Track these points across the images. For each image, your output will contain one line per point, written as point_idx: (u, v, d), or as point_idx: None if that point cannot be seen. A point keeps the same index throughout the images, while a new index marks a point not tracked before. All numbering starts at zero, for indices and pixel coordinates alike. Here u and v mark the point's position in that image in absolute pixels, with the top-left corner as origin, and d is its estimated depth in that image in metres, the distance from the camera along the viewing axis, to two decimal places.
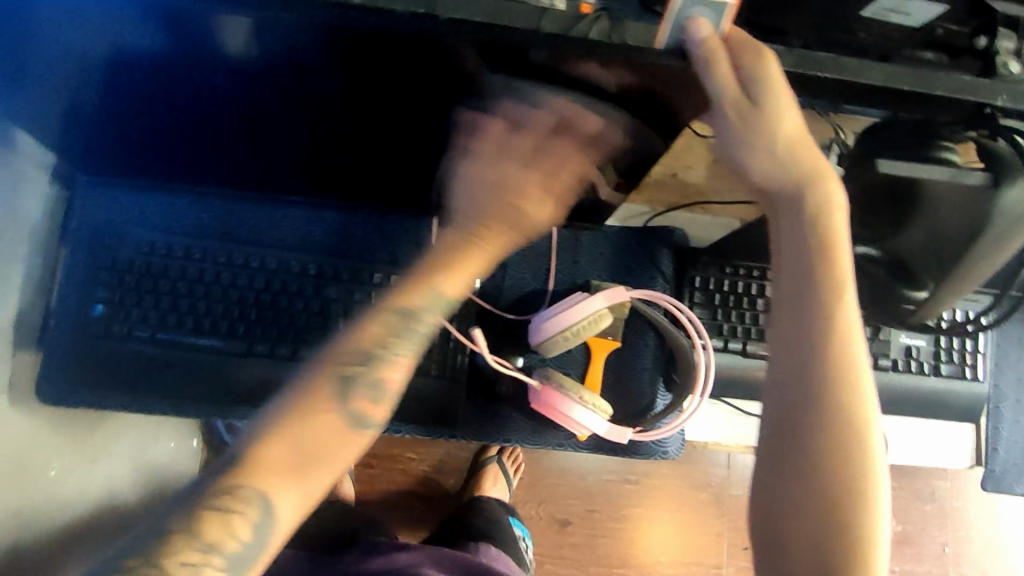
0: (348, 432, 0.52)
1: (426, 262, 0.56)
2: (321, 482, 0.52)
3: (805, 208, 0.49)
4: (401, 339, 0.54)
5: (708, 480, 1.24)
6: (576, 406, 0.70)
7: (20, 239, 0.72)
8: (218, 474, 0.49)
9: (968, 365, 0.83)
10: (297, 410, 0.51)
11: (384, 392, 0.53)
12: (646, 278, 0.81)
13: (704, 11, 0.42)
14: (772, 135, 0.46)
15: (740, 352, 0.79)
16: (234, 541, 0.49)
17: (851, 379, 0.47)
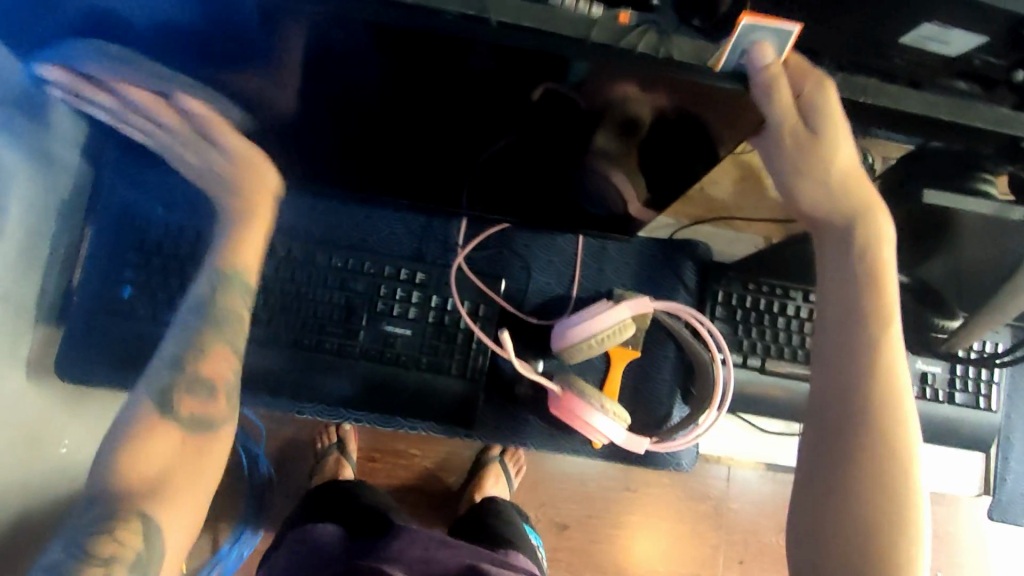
0: (190, 438, 0.60)
1: (224, 236, 0.65)
2: (191, 495, 0.59)
3: (854, 239, 0.54)
4: (212, 334, 0.64)
5: (709, 493, 1.24)
6: (596, 413, 0.70)
7: (49, 213, 0.72)
8: (95, 506, 0.56)
9: (981, 394, 0.83)
10: (134, 438, 0.58)
11: (208, 390, 0.62)
12: (668, 289, 0.82)
13: (768, 38, 0.44)
14: (822, 159, 0.51)
15: (758, 369, 0.80)
16: (130, 550, 0.56)
17: (893, 409, 0.50)
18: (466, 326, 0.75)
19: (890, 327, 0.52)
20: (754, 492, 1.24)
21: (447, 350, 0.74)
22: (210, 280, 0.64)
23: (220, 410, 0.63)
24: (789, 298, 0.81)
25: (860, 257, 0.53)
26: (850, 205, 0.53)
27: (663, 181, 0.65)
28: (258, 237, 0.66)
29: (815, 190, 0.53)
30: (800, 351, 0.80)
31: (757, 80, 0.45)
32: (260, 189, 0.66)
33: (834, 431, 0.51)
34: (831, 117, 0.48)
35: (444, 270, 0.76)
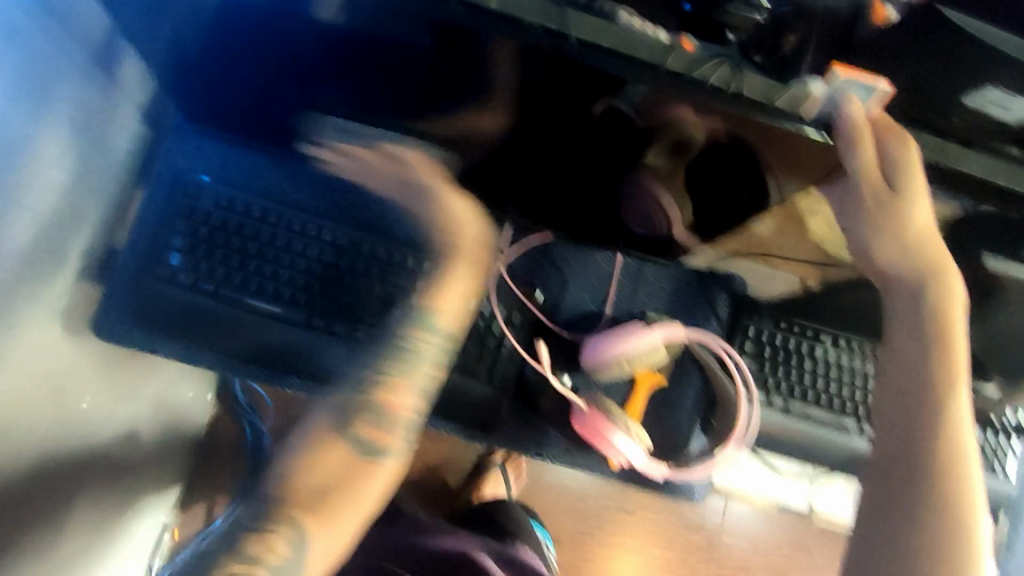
0: (357, 461, 0.59)
1: (434, 284, 0.65)
2: (342, 519, 0.57)
3: (927, 300, 0.55)
4: (397, 360, 0.62)
5: (703, 523, 1.24)
6: (619, 433, 0.71)
7: (104, 171, 0.73)
8: (258, 504, 0.57)
9: (999, 460, 0.83)
10: (311, 449, 0.59)
11: (390, 419, 0.61)
12: (701, 319, 0.82)
13: (858, 91, 0.48)
14: (887, 218, 0.53)
15: (782, 410, 0.79)
16: (275, 557, 0.55)
17: (961, 471, 0.51)
18: (499, 329, 0.76)
19: (957, 392, 0.54)
20: (748, 528, 1.23)
21: (477, 355, 0.75)
22: (415, 313, 0.64)
23: (393, 440, 0.61)
24: (817, 342, 0.83)
25: (931, 320, 0.55)
26: (916, 264, 0.55)
27: (713, 206, 0.67)
28: (468, 287, 0.66)
29: (884, 242, 0.55)
30: (824, 396, 0.80)
31: (842, 130, 0.48)
32: (463, 238, 0.65)
33: (901, 483, 0.52)
34: (912, 173, 0.49)
35: None
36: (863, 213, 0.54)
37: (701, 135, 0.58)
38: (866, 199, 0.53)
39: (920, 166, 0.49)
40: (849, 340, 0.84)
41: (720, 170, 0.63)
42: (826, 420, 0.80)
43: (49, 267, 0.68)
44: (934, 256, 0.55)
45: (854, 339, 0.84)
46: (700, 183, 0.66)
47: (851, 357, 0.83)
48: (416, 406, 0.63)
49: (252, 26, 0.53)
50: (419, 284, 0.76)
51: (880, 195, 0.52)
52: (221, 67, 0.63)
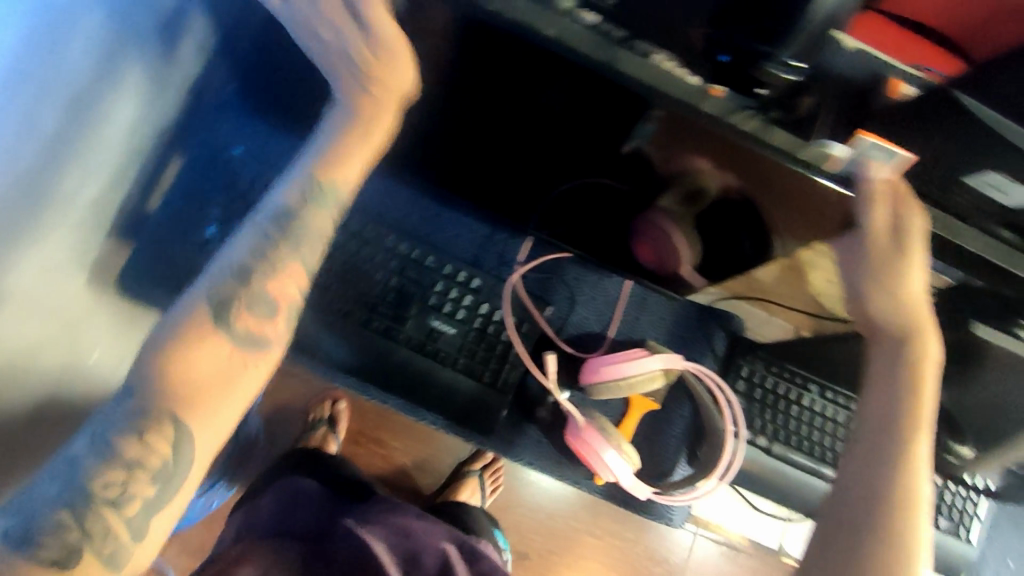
0: (243, 352, 0.50)
1: (330, 142, 0.55)
2: (225, 409, 0.49)
3: (903, 353, 0.58)
4: (294, 244, 0.54)
5: (668, 557, 1.25)
6: (609, 449, 0.73)
7: (149, 137, 0.76)
8: (126, 403, 0.47)
9: (964, 524, 0.86)
10: (179, 338, 0.48)
11: (272, 308, 0.52)
12: (697, 351, 0.88)
13: (881, 156, 0.50)
14: (892, 285, 0.55)
15: (764, 449, 0.82)
16: (158, 459, 0.46)
17: (910, 517, 0.53)
18: (508, 338, 0.78)
19: (918, 441, 0.56)
20: (711, 565, 1.26)
21: (483, 358, 0.78)
22: (303, 186, 0.54)
23: (274, 332, 0.52)
24: (805, 390, 0.85)
25: (905, 369, 0.58)
26: (901, 319, 0.58)
27: (719, 253, 0.72)
28: (360, 153, 0.54)
29: (882, 299, 0.57)
30: (806, 442, 0.83)
31: (862, 190, 0.51)
32: (390, 89, 0.52)
33: (851, 523, 0.55)
34: (918, 235, 0.52)
35: (499, 282, 0.80)
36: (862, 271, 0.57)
37: (714, 187, 0.63)
38: (870, 256, 0.55)
39: (926, 229, 0.52)
40: (836, 394, 0.86)
41: (723, 223, 0.68)
42: (806, 466, 0.83)
43: (87, 217, 0.70)
44: (918, 315, 0.58)
45: (842, 393, 0.86)
46: (710, 231, 0.71)
47: (837, 409, 0.85)
48: (307, 289, 0.55)
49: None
50: (436, 284, 0.78)
51: (884, 249, 0.53)
52: None
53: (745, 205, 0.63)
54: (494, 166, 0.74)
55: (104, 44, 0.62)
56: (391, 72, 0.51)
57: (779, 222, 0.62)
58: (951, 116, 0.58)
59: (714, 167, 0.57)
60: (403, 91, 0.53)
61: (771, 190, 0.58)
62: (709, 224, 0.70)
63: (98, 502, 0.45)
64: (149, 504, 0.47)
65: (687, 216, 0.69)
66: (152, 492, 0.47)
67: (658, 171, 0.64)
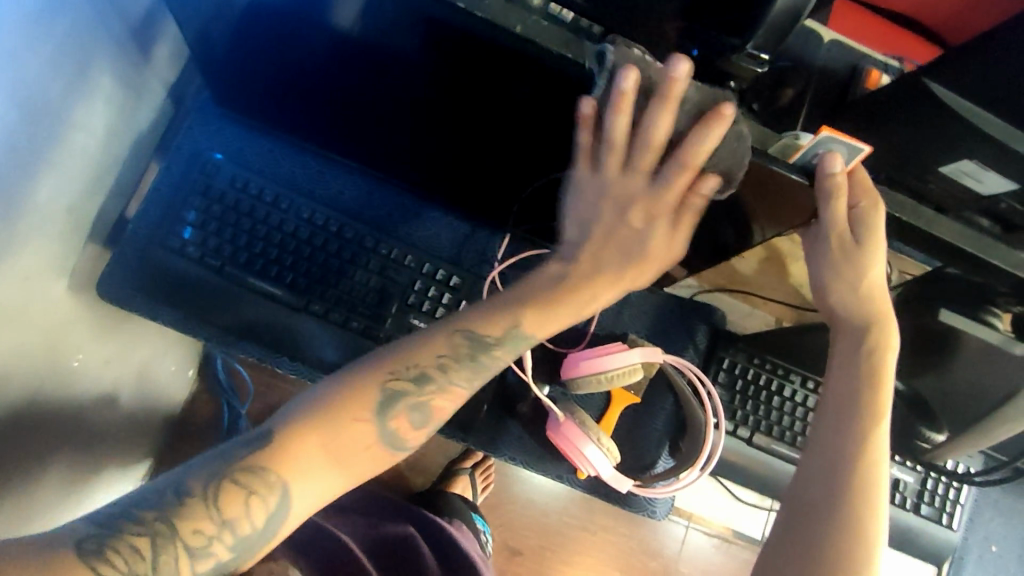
0: (379, 451, 0.56)
1: (552, 286, 0.60)
2: (332, 483, 0.54)
3: (863, 342, 0.59)
4: (462, 367, 0.58)
5: (661, 550, 1.26)
6: (591, 444, 0.74)
7: (125, 141, 0.76)
8: (251, 450, 0.52)
9: (946, 511, 0.87)
10: (337, 415, 0.54)
11: (424, 418, 0.58)
12: (679, 346, 0.85)
13: (840, 149, 0.51)
14: (859, 274, 0.58)
15: (746, 440, 0.84)
16: (246, 524, 0.51)
17: (869, 505, 0.55)
18: None
19: (878, 428, 0.57)
20: (705, 558, 1.26)
21: None
22: (506, 332, 0.59)
23: (411, 439, 0.58)
24: (787, 380, 0.86)
25: (865, 358, 0.59)
26: (858, 308, 0.59)
27: (698, 241, 0.71)
28: (602, 301, 0.60)
29: (838, 285, 0.59)
30: (788, 433, 0.84)
31: (822, 182, 0.51)
32: (654, 261, 0.58)
33: (812, 511, 0.55)
34: (874, 228, 0.54)
35: (478, 280, 0.80)
36: (826, 261, 0.58)
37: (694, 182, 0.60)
38: (833, 249, 0.57)
39: (884, 221, 0.54)
40: (817, 383, 0.86)
41: (703, 213, 0.67)
42: (786, 455, 0.84)
43: (64, 226, 0.71)
44: (871, 308, 0.59)
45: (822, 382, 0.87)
46: (687, 222, 0.69)
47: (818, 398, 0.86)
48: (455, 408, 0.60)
49: (272, 22, 0.58)
50: (416, 283, 0.78)
51: (844, 245, 0.56)
52: (245, 63, 0.67)
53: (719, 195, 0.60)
54: (474, 165, 0.75)
55: (80, 59, 0.63)
56: (649, 242, 0.57)
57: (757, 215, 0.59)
58: (931, 114, 0.60)
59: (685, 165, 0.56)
60: (662, 256, 0.58)
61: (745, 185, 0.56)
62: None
63: (181, 540, 0.49)
64: (221, 561, 0.50)
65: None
66: (227, 552, 0.50)
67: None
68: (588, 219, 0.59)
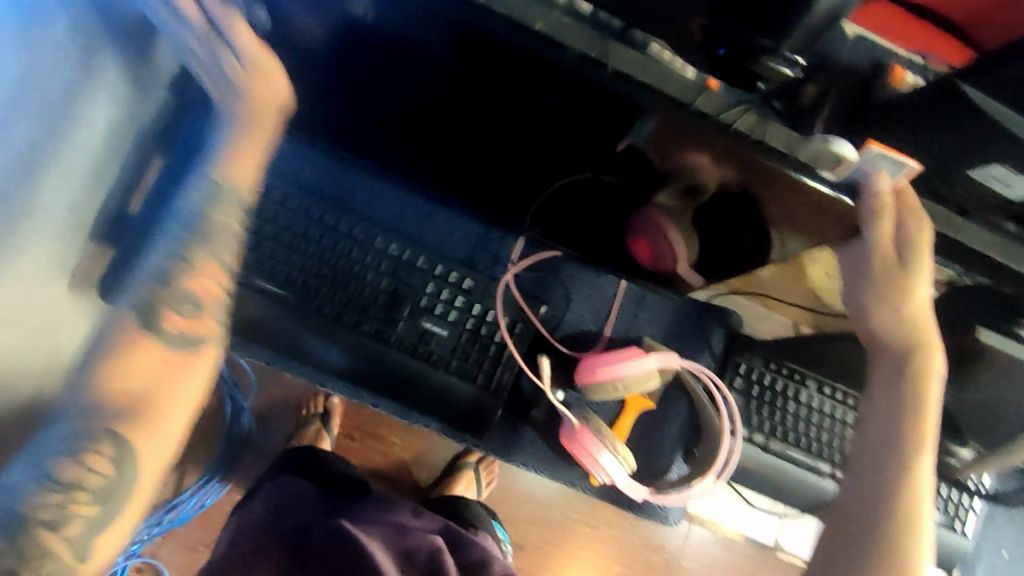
0: (174, 357, 0.53)
1: (223, 145, 0.57)
2: (165, 420, 0.51)
3: (909, 370, 0.58)
4: (203, 242, 0.57)
5: (664, 545, 1.26)
6: (604, 451, 0.73)
7: (127, 135, 0.73)
8: (63, 426, 0.49)
9: (959, 518, 0.86)
10: (115, 350, 0.51)
11: (198, 307, 0.56)
12: (695, 350, 0.86)
13: (886, 165, 0.50)
14: (903, 302, 0.56)
15: (761, 446, 0.81)
16: (100, 477, 0.49)
17: (912, 533, 0.54)
18: (501, 340, 0.77)
19: (922, 457, 0.57)
20: (707, 553, 1.26)
21: (477, 359, 0.76)
22: (204, 191, 0.57)
23: (208, 330, 0.56)
24: (803, 386, 0.84)
25: (909, 386, 0.58)
26: (904, 334, 0.58)
27: (720, 249, 0.69)
28: (257, 157, 0.57)
29: (881, 308, 0.57)
30: (804, 439, 0.82)
31: (865, 199, 0.52)
32: (265, 105, 0.55)
33: (855, 540, 0.56)
34: (919, 251, 0.53)
35: (492, 282, 0.78)
36: (868, 279, 0.57)
37: (713, 182, 0.59)
38: (876, 271, 0.56)
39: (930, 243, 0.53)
40: (834, 388, 0.85)
41: (725, 216, 0.65)
42: (804, 462, 0.82)
43: (62, 223, 0.68)
44: (916, 333, 0.58)
45: (840, 387, 0.85)
46: (709, 225, 0.68)
47: (835, 404, 0.84)
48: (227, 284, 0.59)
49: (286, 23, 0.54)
50: (428, 285, 0.76)
51: (889, 267, 0.55)
52: None
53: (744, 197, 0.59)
54: (488, 165, 0.73)
55: (81, 48, 0.59)
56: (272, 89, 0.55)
57: (780, 220, 0.59)
58: (964, 118, 0.59)
59: (713, 164, 0.55)
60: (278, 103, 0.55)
61: (782, 199, 0.55)
62: (706, 216, 0.67)
63: (36, 525, 0.47)
64: (97, 518, 0.50)
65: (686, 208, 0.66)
66: (93, 512, 0.50)
67: (658, 165, 0.60)
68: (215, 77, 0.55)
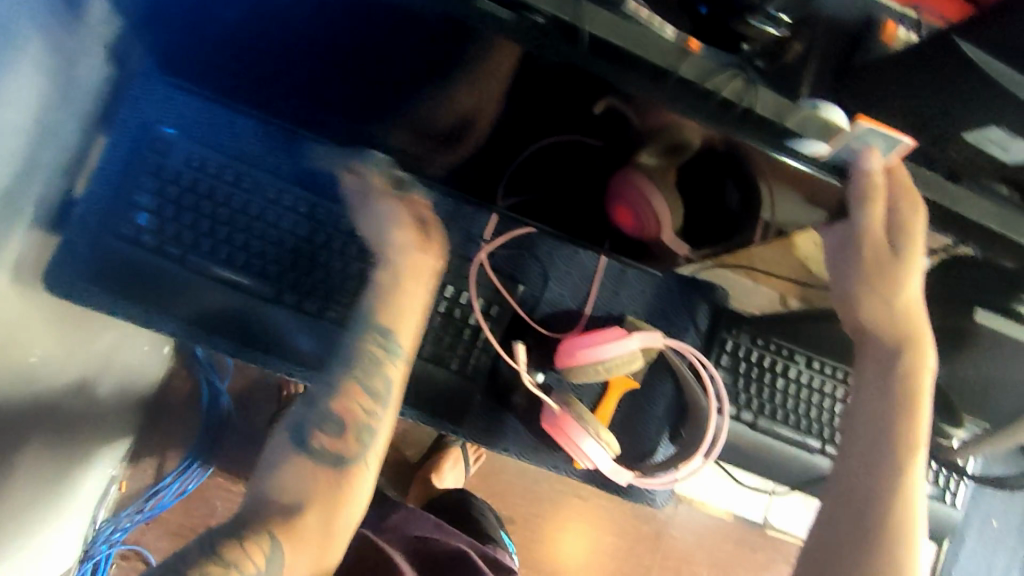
0: (325, 471, 0.60)
1: (387, 289, 0.66)
2: (313, 530, 0.56)
3: (899, 365, 0.60)
4: (355, 366, 0.63)
5: (655, 514, 1.26)
6: (589, 438, 0.70)
7: (65, 114, 0.68)
8: (232, 522, 0.55)
9: (949, 490, 0.84)
10: (276, 464, 0.60)
11: (340, 425, 0.61)
12: (680, 328, 0.80)
13: (879, 143, 0.50)
14: (893, 295, 0.59)
15: (749, 425, 0.79)
16: (251, 566, 0.52)
17: (906, 523, 0.55)
18: (475, 322, 0.74)
19: (915, 450, 0.58)
20: (696, 521, 1.27)
21: (451, 344, 0.74)
22: (356, 323, 0.65)
23: (355, 449, 0.61)
24: (792, 362, 0.82)
25: (898, 380, 0.60)
26: (895, 329, 0.60)
27: (700, 214, 0.66)
28: (419, 296, 0.67)
29: (869, 298, 0.59)
30: (792, 415, 0.81)
31: (856, 179, 0.52)
32: (420, 261, 0.67)
33: (849, 532, 0.56)
34: (912, 240, 0.55)
35: (464, 262, 0.75)
36: (857, 269, 0.58)
37: (696, 140, 0.55)
38: (866, 261, 0.57)
39: (921, 231, 0.54)
40: (824, 363, 0.83)
41: (706, 177, 0.61)
42: (791, 438, 0.80)
43: None
44: (906, 329, 0.60)
45: (830, 362, 0.83)
46: (689, 187, 0.64)
47: (824, 379, 0.82)
48: (374, 410, 0.63)
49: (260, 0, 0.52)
50: None
51: (882, 256, 0.56)
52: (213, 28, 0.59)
53: (727, 157, 0.56)
54: (470, 136, 0.69)
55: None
56: (416, 254, 0.67)
57: (769, 187, 0.56)
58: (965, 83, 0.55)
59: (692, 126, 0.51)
60: (432, 263, 0.68)
61: (780, 174, 0.53)
62: (690, 181, 0.64)
63: None
64: None
65: (669, 168, 0.63)
66: None
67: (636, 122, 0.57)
68: (370, 229, 0.68)
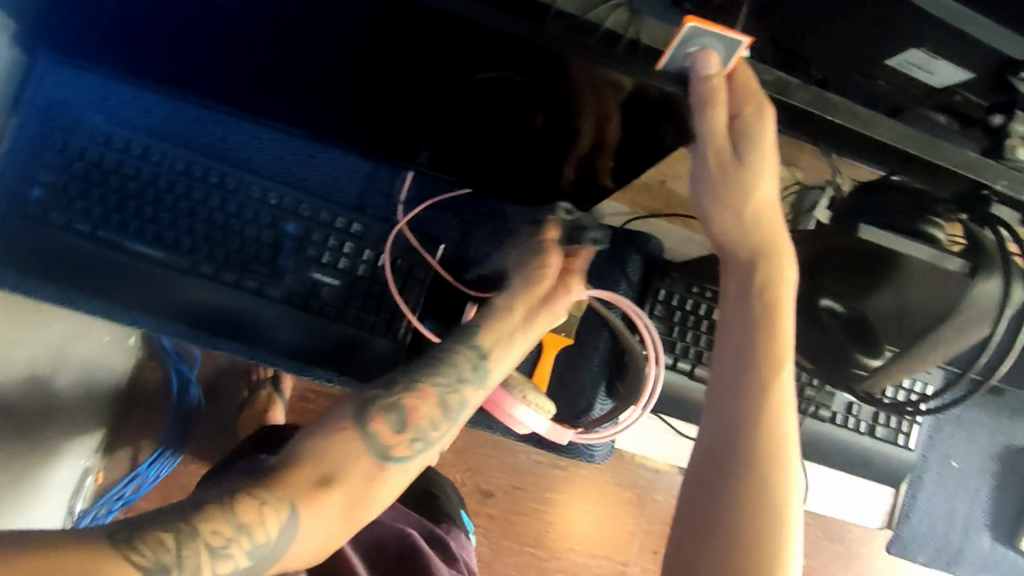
0: (367, 461, 0.56)
1: (499, 312, 0.66)
2: (336, 509, 0.53)
3: (755, 280, 0.54)
4: (437, 370, 0.62)
5: (636, 480, 1.25)
6: (520, 405, 0.69)
7: None
8: (258, 478, 0.52)
9: (902, 432, 0.85)
10: (324, 433, 0.56)
11: (402, 421, 0.59)
12: (611, 280, 0.79)
13: (715, 46, 0.45)
14: (743, 201, 0.52)
15: (687, 373, 0.80)
16: (263, 532, 0.49)
17: (773, 454, 0.50)
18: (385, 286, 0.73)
19: (776, 371, 0.52)
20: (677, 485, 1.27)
21: (373, 307, 0.73)
22: (461, 335, 0.65)
23: (404, 450, 0.58)
24: None
25: (760, 293, 0.54)
26: (746, 241, 0.54)
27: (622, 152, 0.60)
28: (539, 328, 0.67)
29: (719, 209, 0.53)
30: None
31: (695, 88, 0.47)
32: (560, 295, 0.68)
33: (711, 470, 0.50)
34: (758, 145, 0.49)
35: (383, 225, 0.75)
36: (707, 180, 0.52)
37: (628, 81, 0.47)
38: (712, 172, 0.51)
39: (766, 134, 0.48)
40: None
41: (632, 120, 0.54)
42: None
43: None
44: (763, 236, 0.54)
45: None
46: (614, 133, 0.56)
47: None
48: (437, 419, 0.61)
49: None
50: (313, 232, 0.73)
51: (724, 160, 0.50)
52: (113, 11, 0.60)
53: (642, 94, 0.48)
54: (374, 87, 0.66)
55: None
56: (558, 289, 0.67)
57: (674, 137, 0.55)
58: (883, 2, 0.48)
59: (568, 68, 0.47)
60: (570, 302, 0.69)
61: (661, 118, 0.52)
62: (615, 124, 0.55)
63: (201, 538, 0.47)
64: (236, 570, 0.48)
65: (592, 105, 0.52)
66: (243, 561, 0.48)
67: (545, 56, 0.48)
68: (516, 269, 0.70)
